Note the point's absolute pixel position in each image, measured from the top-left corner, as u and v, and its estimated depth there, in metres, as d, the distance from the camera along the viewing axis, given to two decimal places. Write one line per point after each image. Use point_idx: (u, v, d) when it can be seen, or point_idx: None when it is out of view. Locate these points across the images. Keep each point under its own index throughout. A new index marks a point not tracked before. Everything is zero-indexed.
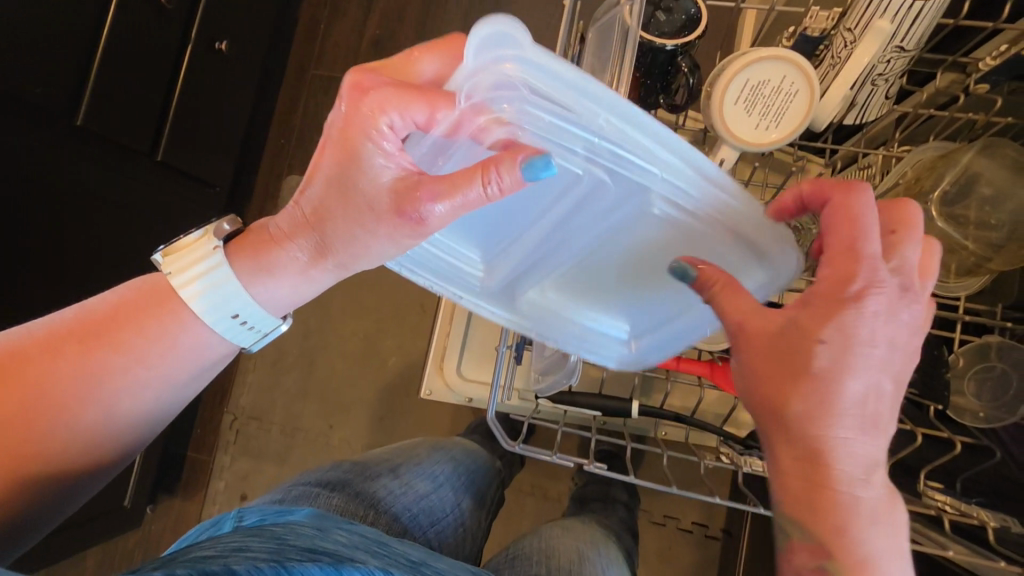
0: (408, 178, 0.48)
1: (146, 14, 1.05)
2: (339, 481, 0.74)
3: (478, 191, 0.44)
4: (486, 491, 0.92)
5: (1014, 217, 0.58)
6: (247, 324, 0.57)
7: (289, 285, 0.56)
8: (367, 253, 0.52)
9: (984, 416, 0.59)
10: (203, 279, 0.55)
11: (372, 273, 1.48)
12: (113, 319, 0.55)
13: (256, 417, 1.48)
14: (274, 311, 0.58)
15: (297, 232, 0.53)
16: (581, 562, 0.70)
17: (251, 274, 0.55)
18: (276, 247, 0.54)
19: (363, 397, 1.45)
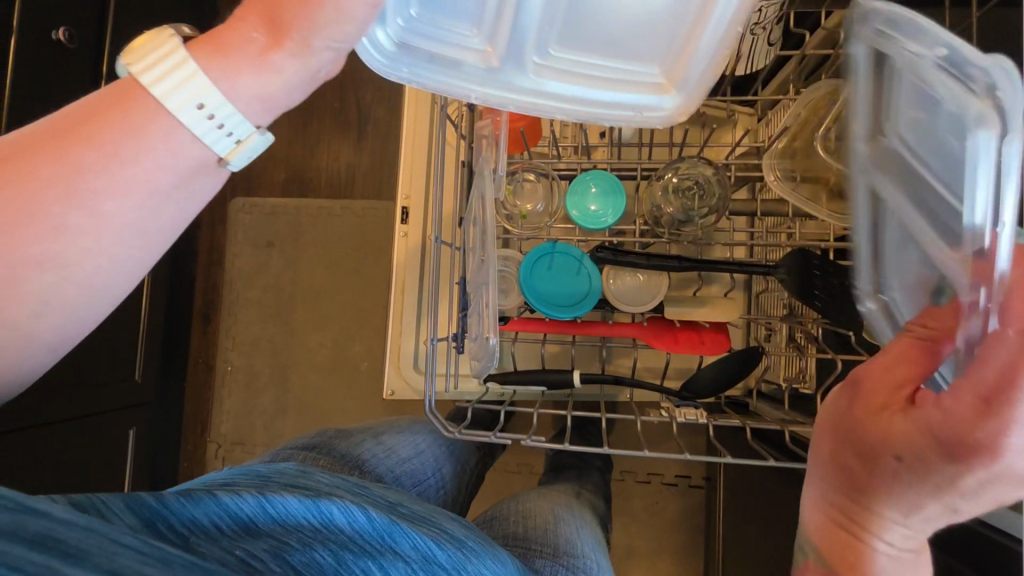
0: (277, 26, 0.42)
1: (49, 59, 1.01)
2: (325, 446, 0.74)
3: (278, 69, 0.43)
4: (468, 454, 0.92)
5: None
6: (221, 125, 0.43)
7: (246, 77, 0.43)
8: (282, 93, 0.45)
9: None
10: (175, 83, 0.42)
11: (330, 283, 1.48)
12: (89, 113, 0.42)
13: (240, 442, 1.49)
14: (252, 116, 0.45)
15: (251, 9, 0.43)
16: (556, 521, 0.71)
17: (216, 70, 0.42)
18: (228, 28, 0.43)
19: (342, 406, 1.47)
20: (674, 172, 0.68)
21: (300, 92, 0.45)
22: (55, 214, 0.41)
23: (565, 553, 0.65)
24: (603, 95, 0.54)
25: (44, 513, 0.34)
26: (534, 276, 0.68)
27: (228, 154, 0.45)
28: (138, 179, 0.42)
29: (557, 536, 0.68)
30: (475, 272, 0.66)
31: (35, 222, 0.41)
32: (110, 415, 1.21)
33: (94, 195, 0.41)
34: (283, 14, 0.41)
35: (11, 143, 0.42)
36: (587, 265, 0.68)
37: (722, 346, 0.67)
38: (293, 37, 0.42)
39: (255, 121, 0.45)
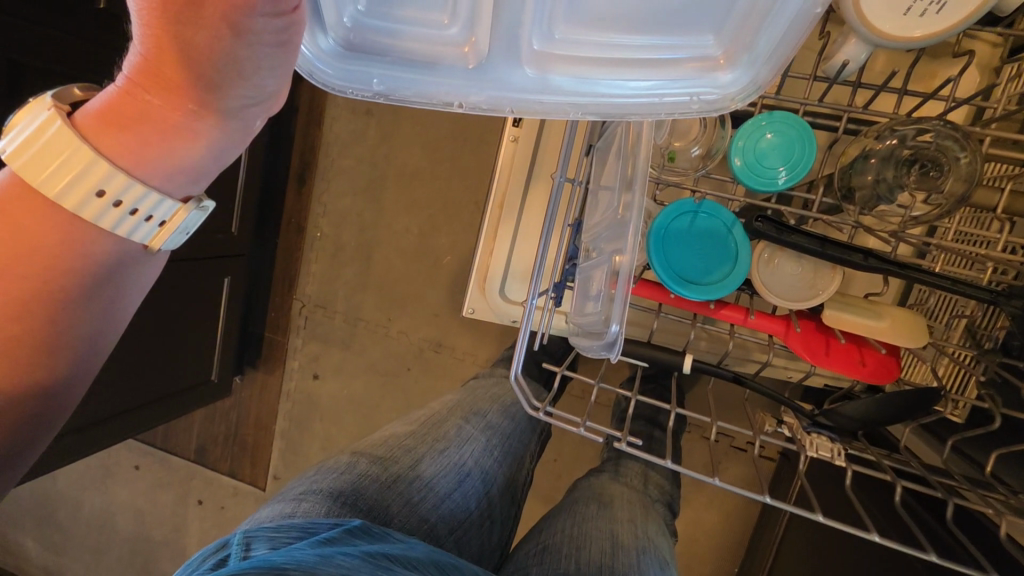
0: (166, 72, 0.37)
1: None
2: (355, 486, 0.64)
3: (191, 120, 0.38)
4: (522, 460, 0.83)
5: None
6: (144, 212, 0.40)
7: (165, 145, 0.39)
8: (192, 155, 0.40)
9: None
10: (56, 172, 0.38)
11: (425, 167, 1.39)
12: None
13: (322, 306, 1.53)
14: (174, 189, 0.41)
15: (139, 70, 0.37)
16: (614, 556, 0.63)
17: (118, 153, 0.38)
18: (131, 98, 0.38)
19: (420, 293, 1.45)
20: (902, 135, 0.51)
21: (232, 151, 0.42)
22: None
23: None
24: (615, 89, 0.43)
25: None
26: (666, 237, 0.55)
27: (154, 239, 0.42)
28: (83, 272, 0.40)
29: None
30: (604, 226, 0.54)
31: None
32: (206, 261, 1.25)
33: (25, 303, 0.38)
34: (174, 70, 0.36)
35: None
36: (737, 237, 0.54)
37: (889, 376, 0.53)
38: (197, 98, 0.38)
39: (180, 193, 0.42)
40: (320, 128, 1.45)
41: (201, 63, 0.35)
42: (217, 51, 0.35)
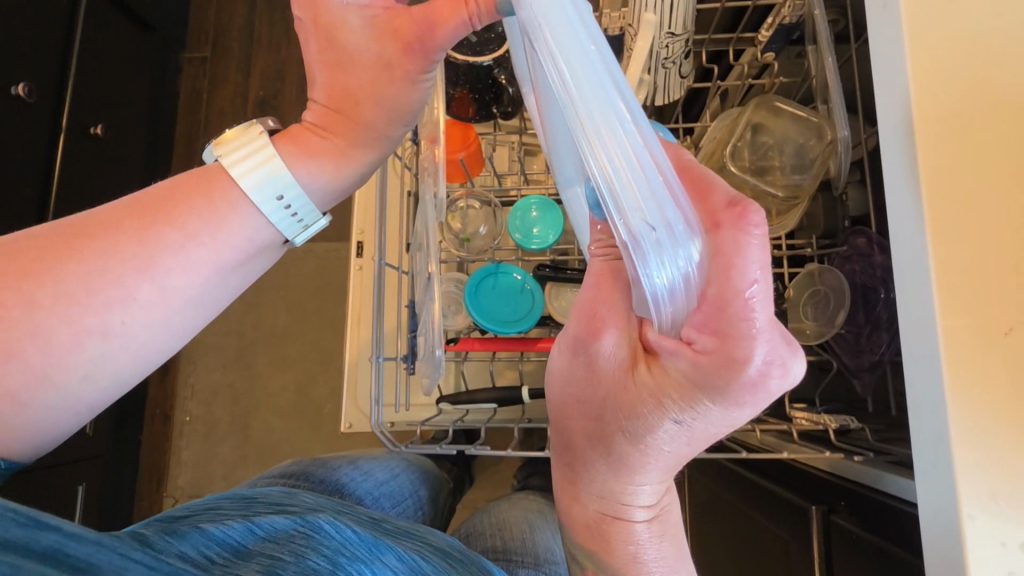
0: (329, 107, 0.44)
1: (8, 113, 1.05)
2: (302, 473, 0.79)
3: (322, 151, 0.44)
4: (440, 488, 0.95)
5: (798, 159, 0.68)
6: (296, 209, 0.43)
7: (328, 170, 0.44)
8: (324, 178, 0.45)
9: (816, 332, 0.67)
10: (266, 165, 0.42)
11: (292, 325, 1.48)
12: (169, 194, 0.41)
13: (198, 494, 1.43)
14: (320, 200, 0.45)
15: (319, 121, 0.44)
16: (531, 530, 0.79)
17: (295, 158, 0.43)
18: (307, 132, 0.44)
19: (306, 450, 1.44)
20: None
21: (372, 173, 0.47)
22: (125, 286, 0.39)
23: (546, 559, 0.74)
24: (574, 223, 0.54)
25: (57, 528, 0.37)
26: (479, 293, 0.71)
27: (296, 237, 0.45)
28: (244, 243, 0.42)
29: (533, 542, 0.76)
30: (422, 295, 0.68)
31: (144, 281, 0.39)
32: (57, 469, 1.16)
33: (170, 268, 0.40)
34: (356, 106, 0.43)
35: (94, 219, 0.40)
36: (528, 282, 0.71)
37: None
38: (358, 122, 0.44)
39: (323, 206, 0.46)
40: None
41: (364, 108, 0.43)
42: (371, 106, 0.43)
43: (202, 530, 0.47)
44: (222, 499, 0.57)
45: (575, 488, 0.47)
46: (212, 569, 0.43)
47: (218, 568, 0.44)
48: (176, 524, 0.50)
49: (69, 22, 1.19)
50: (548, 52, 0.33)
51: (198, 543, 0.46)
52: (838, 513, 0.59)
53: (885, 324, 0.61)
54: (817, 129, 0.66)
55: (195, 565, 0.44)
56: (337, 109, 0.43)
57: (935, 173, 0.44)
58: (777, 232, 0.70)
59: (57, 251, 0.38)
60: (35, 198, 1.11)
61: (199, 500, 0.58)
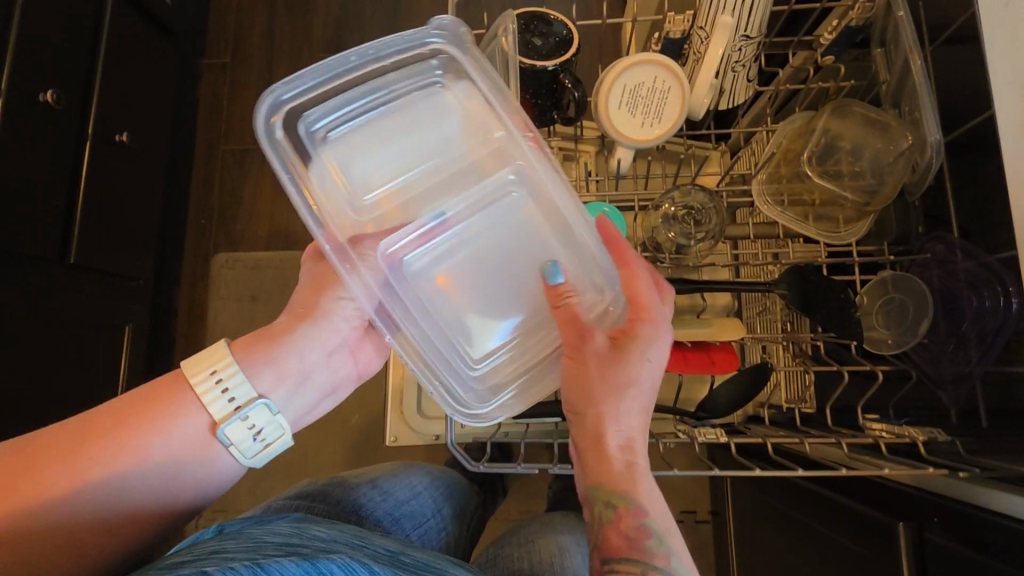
0: (295, 312, 0.62)
1: (38, 120, 1.03)
2: (320, 493, 0.77)
3: (301, 328, 0.61)
4: (467, 502, 0.93)
5: (874, 163, 0.66)
6: (234, 398, 0.56)
7: (295, 352, 0.60)
8: (304, 345, 0.61)
9: (893, 342, 0.66)
10: (217, 385, 0.56)
11: None
12: (126, 408, 0.54)
13: (223, 509, 1.40)
14: (263, 389, 0.58)
15: (293, 317, 0.62)
16: (561, 554, 0.78)
17: (249, 358, 0.58)
18: (281, 326, 0.61)
19: (333, 462, 1.41)
20: (672, 202, 0.72)
21: (321, 358, 0.62)
22: (94, 483, 0.51)
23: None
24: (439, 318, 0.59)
25: None
26: None
27: (247, 449, 0.57)
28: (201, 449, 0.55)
29: (563, 568, 0.75)
30: None
31: (107, 477, 0.51)
32: None
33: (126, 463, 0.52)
34: (314, 301, 0.62)
35: (55, 430, 0.52)
36: None
37: (732, 365, 0.70)
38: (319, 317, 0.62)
39: (270, 393, 0.59)
40: (203, 324, 1.47)
41: (321, 302, 0.62)
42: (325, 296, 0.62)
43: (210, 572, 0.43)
44: (222, 535, 0.54)
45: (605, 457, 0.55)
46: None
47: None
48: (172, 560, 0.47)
49: (96, 28, 1.17)
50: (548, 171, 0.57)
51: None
52: (930, 530, 0.56)
53: (972, 340, 0.59)
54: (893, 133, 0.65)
55: None
56: (307, 310, 0.62)
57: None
58: (848, 240, 0.70)
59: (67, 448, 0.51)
60: (62, 208, 1.08)
61: (193, 540, 0.54)
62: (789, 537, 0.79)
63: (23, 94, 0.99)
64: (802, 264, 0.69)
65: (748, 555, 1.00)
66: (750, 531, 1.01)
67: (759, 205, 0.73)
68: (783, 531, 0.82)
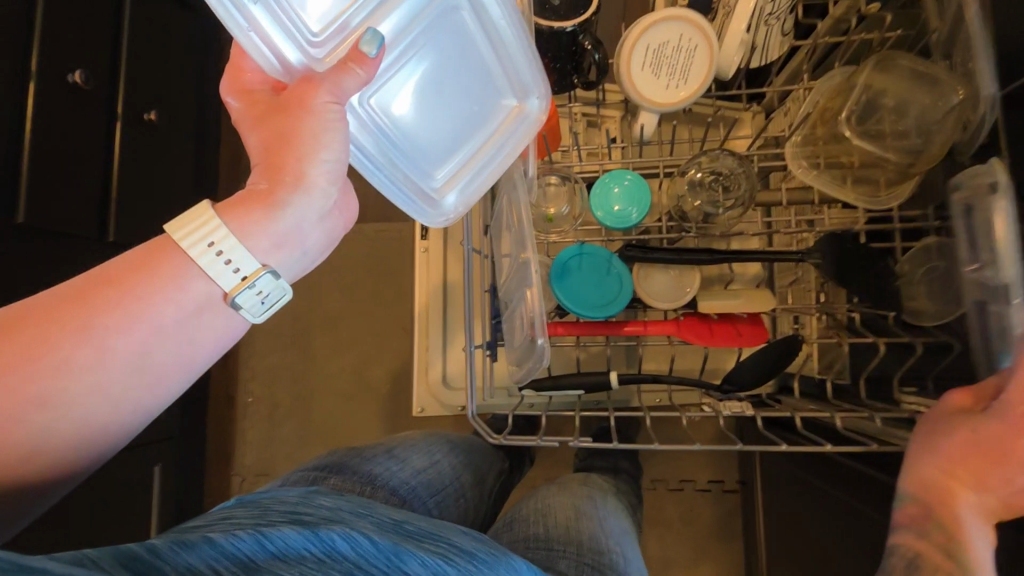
0: (265, 163, 0.51)
1: (68, 102, 1.05)
2: (337, 464, 0.77)
3: (260, 187, 0.51)
4: (486, 471, 0.95)
5: (920, 121, 0.61)
6: (229, 262, 0.48)
7: (263, 218, 0.50)
8: (285, 216, 0.51)
9: (934, 313, 0.62)
10: (203, 242, 0.48)
11: (347, 306, 1.48)
12: (117, 272, 0.46)
13: (264, 473, 1.47)
14: (262, 258, 0.50)
15: (254, 175, 0.52)
16: (577, 518, 0.79)
17: (234, 222, 0.49)
18: (257, 194, 0.51)
19: (366, 430, 1.46)
20: (699, 167, 0.69)
21: (313, 226, 0.53)
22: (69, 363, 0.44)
23: (589, 549, 0.73)
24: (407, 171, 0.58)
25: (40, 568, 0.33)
26: (565, 276, 0.68)
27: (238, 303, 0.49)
28: (188, 301, 0.48)
29: (579, 530, 0.76)
30: (512, 282, 0.66)
31: (86, 352, 0.45)
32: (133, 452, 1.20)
33: (109, 332, 0.45)
34: (281, 160, 0.50)
35: (30, 307, 0.45)
36: (617, 265, 0.68)
37: (761, 337, 0.68)
38: (291, 171, 0.51)
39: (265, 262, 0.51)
40: None
41: (287, 161, 0.50)
42: (302, 135, 0.49)
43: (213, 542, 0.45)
44: (234, 505, 0.55)
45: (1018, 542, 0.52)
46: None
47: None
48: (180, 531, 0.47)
49: (118, 7, 1.18)
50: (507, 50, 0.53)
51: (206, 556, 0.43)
52: None
53: None
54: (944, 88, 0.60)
55: None
56: (269, 158, 0.51)
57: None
58: (888, 206, 0.66)
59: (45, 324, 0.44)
60: (97, 187, 1.12)
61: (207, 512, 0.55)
62: (819, 509, 0.78)
63: (53, 76, 1.02)
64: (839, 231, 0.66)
65: (776, 524, 1.00)
66: (778, 501, 1.00)
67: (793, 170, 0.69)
68: (812, 502, 0.81)
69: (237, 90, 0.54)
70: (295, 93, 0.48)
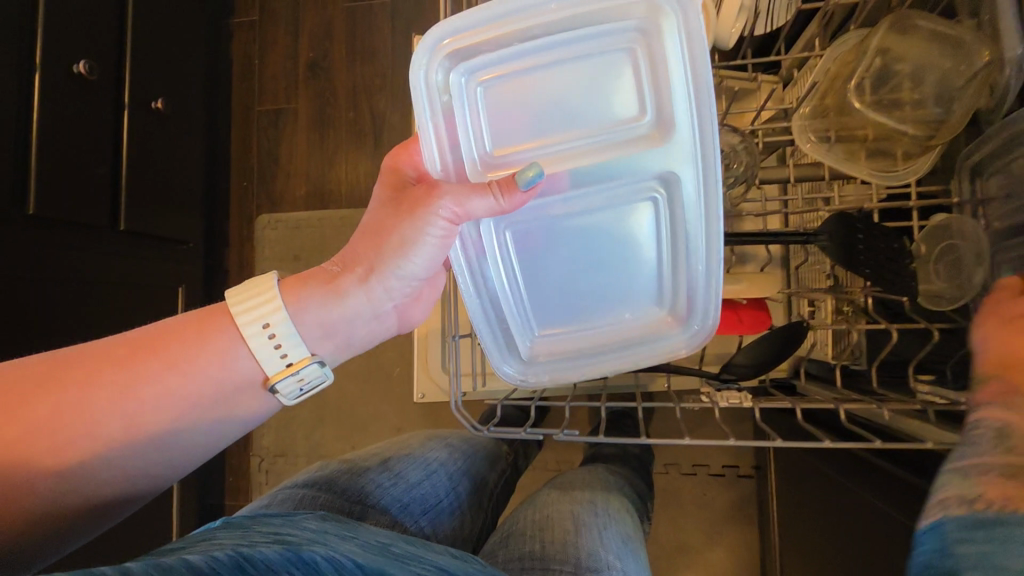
0: (341, 259, 0.57)
1: (73, 92, 1.06)
2: (326, 481, 0.76)
3: (353, 278, 0.56)
4: (488, 474, 0.93)
5: (938, 88, 0.56)
6: (281, 347, 0.53)
7: (321, 302, 0.54)
8: (346, 311, 0.55)
9: (953, 297, 0.58)
10: (270, 319, 0.52)
11: None
12: (162, 334, 0.51)
13: (281, 455, 1.51)
14: (315, 346, 0.55)
15: (343, 257, 0.57)
16: (576, 532, 0.75)
17: (293, 299, 0.54)
18: (342, 273, 0.56)
19: (378, 412, 1.47)
20: None
21: (365, 320, 0.57)
22: (96, 419, 0.48)
23: (587, 566, 0.69)
24: (526, 307, 0.61)
25: None
26: None
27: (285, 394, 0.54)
28: (224, 373, 0.52)
29: (576, 545, 0.72)
30: None
31: (116, 411, 0.48)
32: None
33: (152, 390, 0.49)
34: (382, 238, 0.56)
35: (79, 353, 0.50)
36: None
37: (763, 323, 0.66)
38: (374, 271, 0.56)
39: (313, 350, 0.55)
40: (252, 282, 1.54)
41: (385, 249, 0.55)
42: (406, 232, 0.54)
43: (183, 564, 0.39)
44: (218, 527, 0.51)
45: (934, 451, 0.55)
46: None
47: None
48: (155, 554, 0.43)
49: None
50: (695, 173, 0.51)
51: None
52: None
53: None
54: (967, 50, 0.54)
55: None
56: (359, 241, 0.57)
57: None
58: (908, 180, 0.60)
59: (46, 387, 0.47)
60: (107, 177, 1.13)
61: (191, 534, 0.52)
62: (829, 500, 0.75)
63: (57, 66, 1.02)
64: (849, 210, 0.61)
65: (789, 513, 0.97)
66: (791, 489, 0.97)
67: (800, 144, 0.64)
68: (822, 492, 0.78)
69: (395, 166, 0.61)
70: (409, 199, 0.53)
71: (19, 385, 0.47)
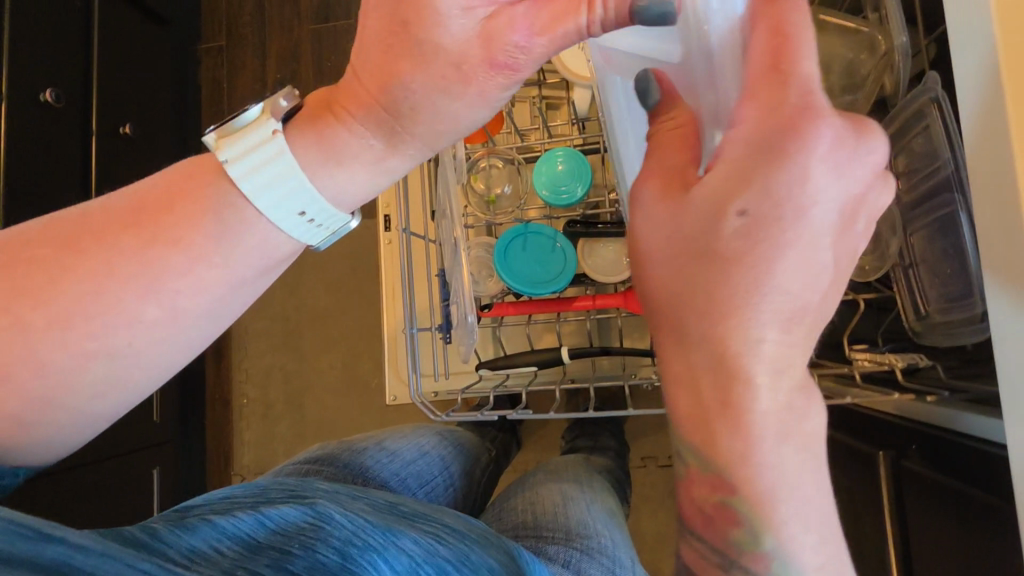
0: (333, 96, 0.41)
1: (40, 120, 1.08)
2: (328, 457, 0.80)
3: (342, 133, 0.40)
4: (478, 458, 0.96)
5: (844, 78, 0.61)
6: (311, 218, 0.41)
7: (348, 167, 0.41)
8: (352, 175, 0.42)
9: (872, 268, 0.62)
10: (259, 173, 0.40)
11: (333, 304, 1.50)
12: (164, 196, 0.41)
13: (263, 472, 1.51)
14: (341, 204, 0.43)
15: (348, 97, 0.40)
16: (565, 503, 0.80)
17: (306, 149, 0.41)
18: (329, 121, 0.40)
19: (358, 423, 1.48)
20: None
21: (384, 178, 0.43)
22: (126, 306, 0.40)
23: (577, 533, 0.74)
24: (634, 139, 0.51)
25: (61, 539, 0.37)
26: (509, 255, 0.69)
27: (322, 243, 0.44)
28: (255, 258, 0.42)
29: (565, 515, 0.77)
30: (451, 266, 0.68)
31: (148, 299, 0.40)
32: (129, 457, 1.22)
33: (170, 270, 0.40)
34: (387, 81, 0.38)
35: (85, 220, 0.41)
36: (560, 243, 0.69)
37: None
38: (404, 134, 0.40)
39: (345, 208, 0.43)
40: None
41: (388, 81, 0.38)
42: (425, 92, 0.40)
43: (212, 525, 0.49)
44: (243, 486, 0.60)
45: (737, 420, 0.34)
46: (223, 562, 0.45)
47: (229, 561, 0.45)
48: (192, 516, 0.52)
49: (86, 22, 1.20)
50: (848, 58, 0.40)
51: (207, 537, 0.47)
52: (908, 458, 0.54)
53: (951, 254, 0.52)
54: (869, 42, 0.59)
55: (206, 559, 0.45)
56: (365, 85, 0.39)
57: (1016, 81, 0.40)
58: None
59: (60, 258, 0.39)
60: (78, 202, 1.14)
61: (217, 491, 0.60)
62: None
63: (26, 96, 1.04)
64: None
65: None
66: None
67: None
68: None
69: None
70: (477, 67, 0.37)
71: (24, 269, 0.39)
